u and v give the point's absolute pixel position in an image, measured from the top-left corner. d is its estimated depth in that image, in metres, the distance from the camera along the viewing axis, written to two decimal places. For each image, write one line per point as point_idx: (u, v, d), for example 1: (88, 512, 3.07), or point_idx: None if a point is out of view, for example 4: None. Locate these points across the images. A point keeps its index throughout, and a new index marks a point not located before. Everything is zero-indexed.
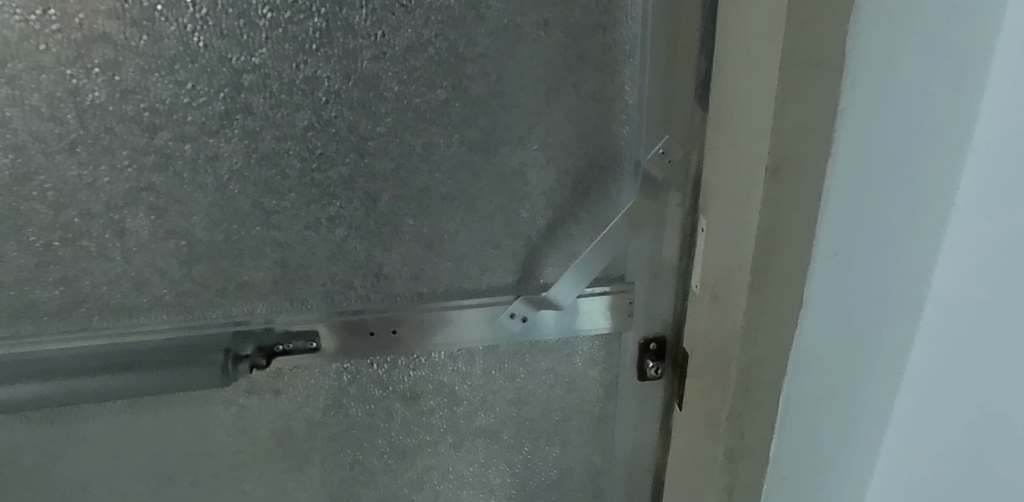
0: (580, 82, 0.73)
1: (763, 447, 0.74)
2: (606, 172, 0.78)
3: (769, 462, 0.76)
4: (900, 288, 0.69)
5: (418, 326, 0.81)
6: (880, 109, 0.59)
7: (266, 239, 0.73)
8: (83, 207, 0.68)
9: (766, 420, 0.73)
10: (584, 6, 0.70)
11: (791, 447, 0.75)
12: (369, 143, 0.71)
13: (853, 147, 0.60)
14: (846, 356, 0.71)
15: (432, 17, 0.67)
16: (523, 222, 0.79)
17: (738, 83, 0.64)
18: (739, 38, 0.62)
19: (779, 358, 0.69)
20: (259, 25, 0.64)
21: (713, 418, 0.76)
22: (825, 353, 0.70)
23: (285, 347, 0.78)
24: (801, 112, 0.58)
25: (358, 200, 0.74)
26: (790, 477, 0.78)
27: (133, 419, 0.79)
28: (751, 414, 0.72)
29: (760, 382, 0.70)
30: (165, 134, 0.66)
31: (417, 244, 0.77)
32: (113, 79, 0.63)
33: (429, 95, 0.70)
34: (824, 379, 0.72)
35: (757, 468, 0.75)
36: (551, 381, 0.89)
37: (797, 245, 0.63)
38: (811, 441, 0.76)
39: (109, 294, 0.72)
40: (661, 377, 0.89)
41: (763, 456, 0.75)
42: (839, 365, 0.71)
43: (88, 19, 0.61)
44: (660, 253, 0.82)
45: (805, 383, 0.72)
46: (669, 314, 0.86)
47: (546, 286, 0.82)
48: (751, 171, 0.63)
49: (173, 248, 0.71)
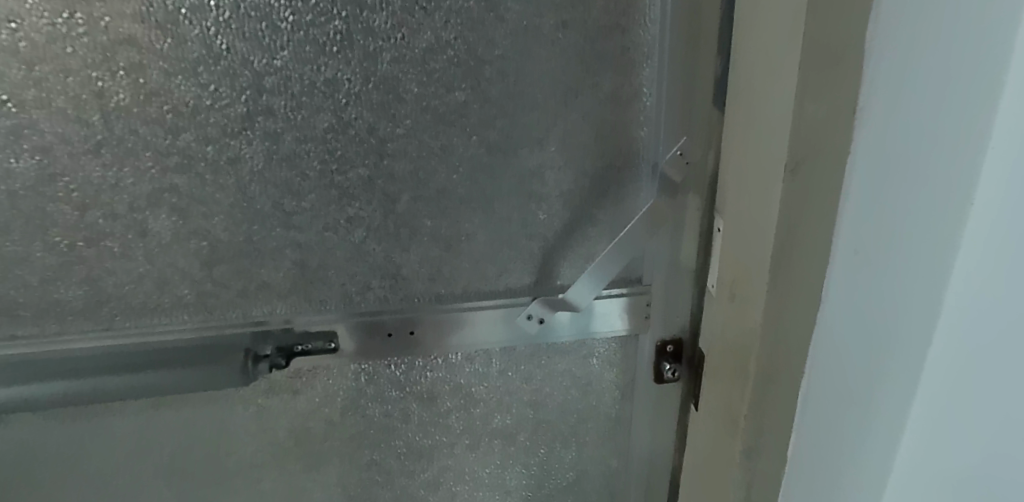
0: (598, 83, 0.73)
1: (783, 447, 0.74)
2: (624, 173, 0.78)
3: (787, 458, 0.75)
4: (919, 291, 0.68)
5: (435, 327, 0.81)
6: (897, 102, 0.58)
7: (286, 240, 0.74)
8: (107, 208, 0.69)
9: (786, 422, 0.72)
10: (603, 7, 0.70)
11: (809, 442, 0.74)
12: (389, 145, 0.72)
13: (872, 139, 0.59)
14: (863, 350, 0.70)
15: (452, 19, 0.68)
16: (541, 224, 0.79)
17: (759, 81, 0.63)
18: (760, 36, 0.62)
19: (799, 358, 0.69)
20: (281, 28, 0.65)
21: (733, 420, 0.75)
22: (842, 355, 0.70)
23: (304, 348, 0.78)
24: (822, 110, 0.57)
25: (377, 202, 0.74)
26: (809, 474, 0.77)
27: (154, 418, 0.80)
28: (771, 415, 0.72)
29: (779, 383, 0.70)
30: (188, 135, 0.67)
31: (436, 245, 0.78)
32: (137, 82, 0.64)
33: (448, 97, 0.71)
34: (841, 382, 0.71)
35: (777, 468, 0.75)
36: (567, 382, 0.89)
37: (818, 245, 0.63)
38: (830, 435, 0.74)
39: (132, 294, 0.73)
40: (678, 380, 0.89)
41: (783, 455, 0.74)
42: (857, 359, 0.71)
43: (113, 23, 0.62)
44: (678, 255, 0.82)
45: (822, 386, 0.71)
46: (686, 316, 0.86)
47: (562, 287, 0.83)
48: (772, 169, 0.62)
49: (194, 249, 0.72)
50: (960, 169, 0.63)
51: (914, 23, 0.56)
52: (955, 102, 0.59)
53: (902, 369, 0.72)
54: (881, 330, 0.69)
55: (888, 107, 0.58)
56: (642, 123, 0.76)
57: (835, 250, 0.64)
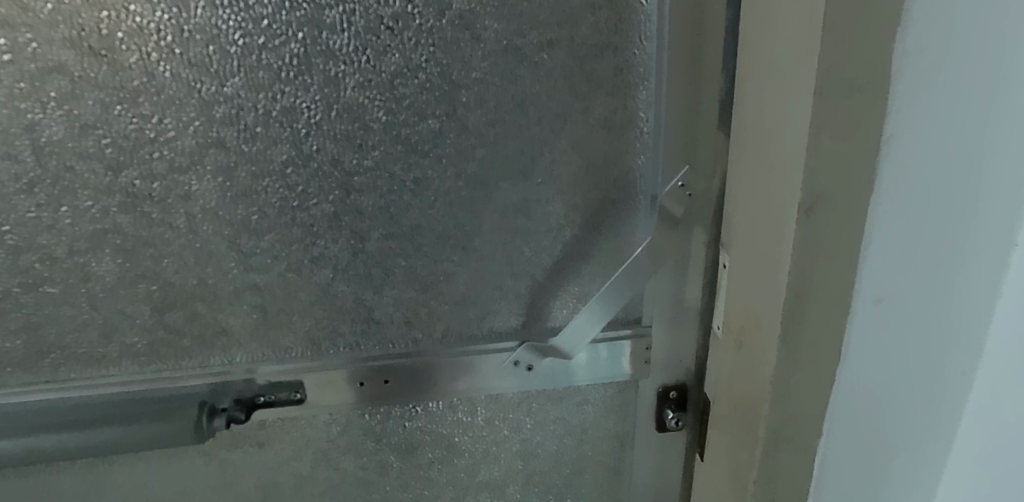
0: (589, 108, 0.66)
1: None
2: (619, 206, 0.70)
3: None
4: (962, 316, 0.59)
5: (412, 375, 0.74)
6: (928, 136, 0.50)
7: (245, 282, 0.67)
8: (44, 251, 0.62)
9: (801, 485, 0.64)
10: (593, 24, 0.63)
11: None
12: (355, 179, 0.65)
13: (899, 177, 0.51)
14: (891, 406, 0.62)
15: (422, 40, 0.61)
16: (528, 262, 0.72)
17: (766, 109, 0.55)
18: (767, 58, 0.53)
19: (816, 416, 0.60)
20: (231, 53, 0.58)
21: (740, 481, 0.66)
22: (871, 388, 0.60)
23: (266, 399, 0.72)
24: (839, 143, 0.49)
25: (345, 240, 0.67)
26: None
27: (106, 474, 0.73)
28: (783, 479, 0.63)
29: (794, 446, 0.61)
30: (131, 172, 0.61)
31: (411, 286, 0.70)
32: (71, 114, 0.58)
33: (421, 125, 0.64)
34: (869, 417, 0.62)
35: None
36: (560, 431, 0.81)
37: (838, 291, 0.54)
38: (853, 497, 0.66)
39: (77, 342, 0.67)
40: (682, 428, 0.81)
41: None
42: (884, 416, 0.62)
43: (41, 49, 0.56)
44: (681, 295, 0.74)
45: (841, 425, 0.62)
46: (691, 360, 0.78)
47: (553, 330, 0.75)
48: (783, 209, 0.53)
49: (143, 294, 0.66)
50: (1004, 197, 0.54)
51: (947, 46, 0.48)
52: (996, 130, 0.51)
53: (938, 403, 0.63)
54: (915, 361, 0.60)
55: (920, 127, 0.50)
56: (639, 151, 0.68)
57: (858, 287, 0.55)
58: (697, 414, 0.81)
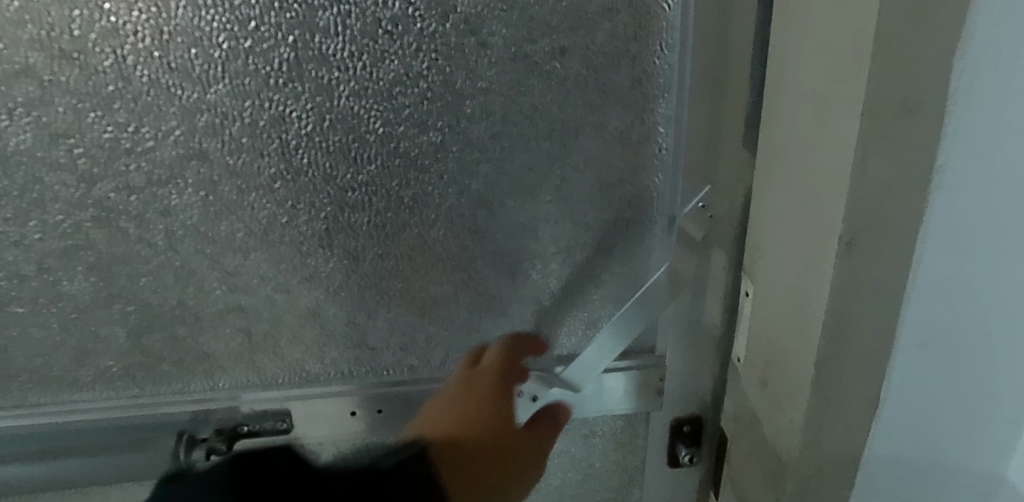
0: (603, 122, 0.60)
1: None
2: (634, 228, 0.65)
3: None
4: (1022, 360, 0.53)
5: (408, 404, 0.69)
6: (991, 162, 0.45)
7: (229, 303, 0.62)
8: (12, 267, 0.58)
9: None
10: (610, 31, 0.57)
11: None
12: (350, 195, 0.60)
13: (955, 205, 0.46)
14: (930, 451, 0.56)
15: (424, 45, 0.56)
16: (534, 285, 0.66)
17: (801, 128, 0.49)
18: (803, 72, 0.48)
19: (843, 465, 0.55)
20: (215, 57, 0.53)
21: None
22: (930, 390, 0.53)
23: (250, 429, 0.66)
24: (885, 170, 0.43)
25: (337, 260, 0.62)
26: None
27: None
28: None
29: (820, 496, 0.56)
30: (105, 184, 0.56)
31: (408, 309, 0.66)
32: (40, 120, 0.53)
33: (421, 138, 0.59)
34: (924, 426, 0.55)
35: None
36: (565, 464, 0.76)
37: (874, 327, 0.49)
38: None
39: (46, 366, 0.62)
40: (696, 463, 0.76)
41: None
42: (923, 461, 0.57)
43: (7, 50, 0.51)
44: (698, 323, 0.69)
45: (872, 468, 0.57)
46: (707, 392, 0.73)
47: (560, 359, 0.70)
48: (817, 242, 0.48)
49: (118, 315, 0.61)
50: None
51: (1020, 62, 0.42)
52: None
53: (1010, 416, 0.55)
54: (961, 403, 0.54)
55: (983, 151, 0.44)
56: (658, 169, 0.63)
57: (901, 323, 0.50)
58: (711, 448, 0.76)
